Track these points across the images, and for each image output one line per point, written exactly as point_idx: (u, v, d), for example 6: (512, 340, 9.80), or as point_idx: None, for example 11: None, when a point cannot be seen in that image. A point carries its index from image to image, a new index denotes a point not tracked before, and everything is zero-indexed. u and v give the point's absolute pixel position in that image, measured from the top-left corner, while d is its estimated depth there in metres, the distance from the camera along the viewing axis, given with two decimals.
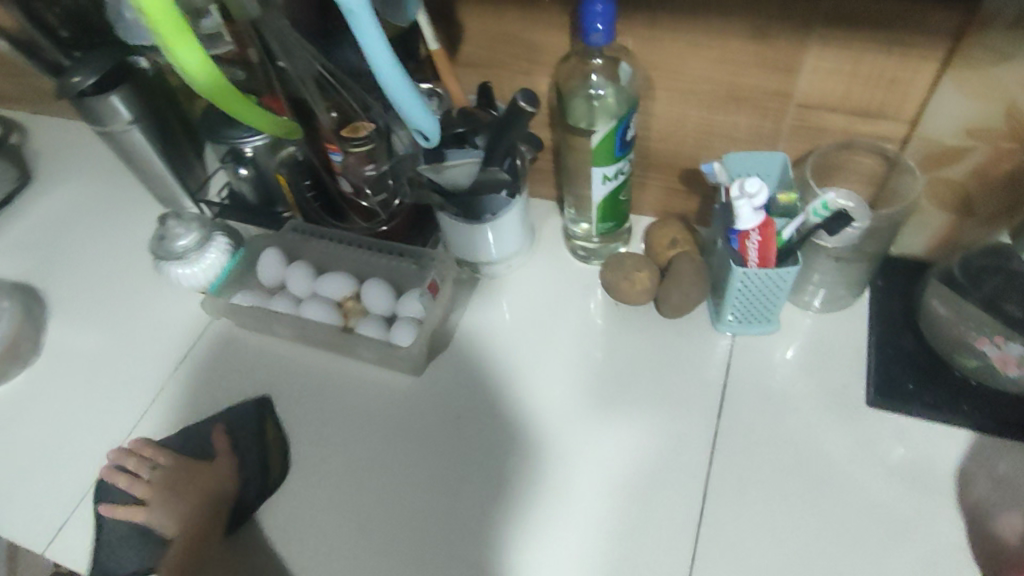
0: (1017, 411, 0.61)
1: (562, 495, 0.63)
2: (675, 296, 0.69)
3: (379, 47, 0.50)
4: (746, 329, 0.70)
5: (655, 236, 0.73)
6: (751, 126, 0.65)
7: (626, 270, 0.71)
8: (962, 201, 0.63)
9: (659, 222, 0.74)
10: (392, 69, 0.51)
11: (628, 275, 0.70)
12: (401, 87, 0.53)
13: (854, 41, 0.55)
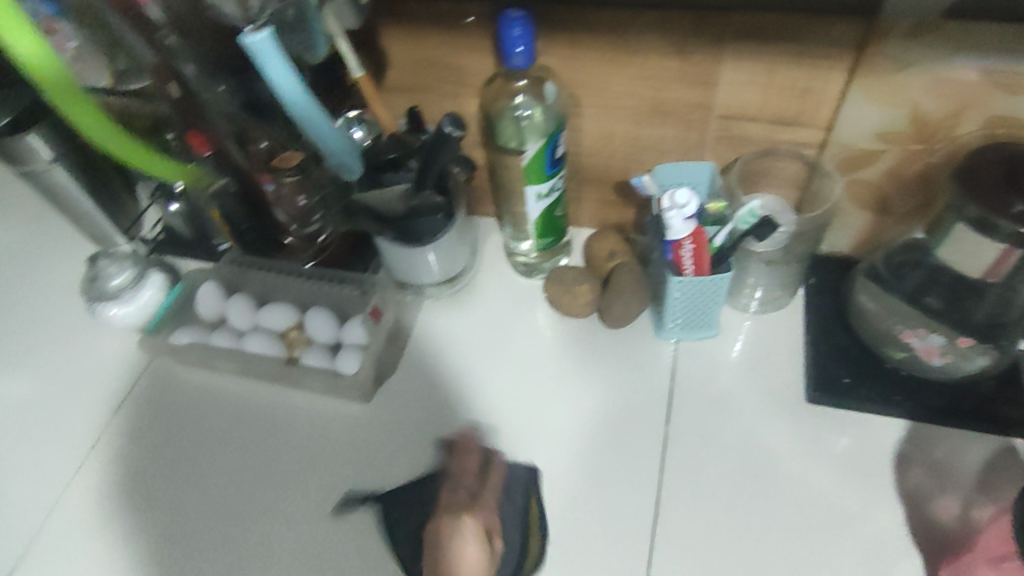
0: (945, 398, 0.63)
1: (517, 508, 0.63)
2: (618, 307, 0.70)
3: (289, 80, 0.54)
4: (688, 334, 0.72)
5: (596, 250, 0.74)
6: (677, 138, 0.68)
7: (567, 286, 0.72)
8: (880, 201, 0.66)
9: (597, 235, 0.76)
10: (304, 100, 0.56)
11: (570, 289, 0.72)
12: (310, 111, 0.57)
13: (767, 53, 0.58)
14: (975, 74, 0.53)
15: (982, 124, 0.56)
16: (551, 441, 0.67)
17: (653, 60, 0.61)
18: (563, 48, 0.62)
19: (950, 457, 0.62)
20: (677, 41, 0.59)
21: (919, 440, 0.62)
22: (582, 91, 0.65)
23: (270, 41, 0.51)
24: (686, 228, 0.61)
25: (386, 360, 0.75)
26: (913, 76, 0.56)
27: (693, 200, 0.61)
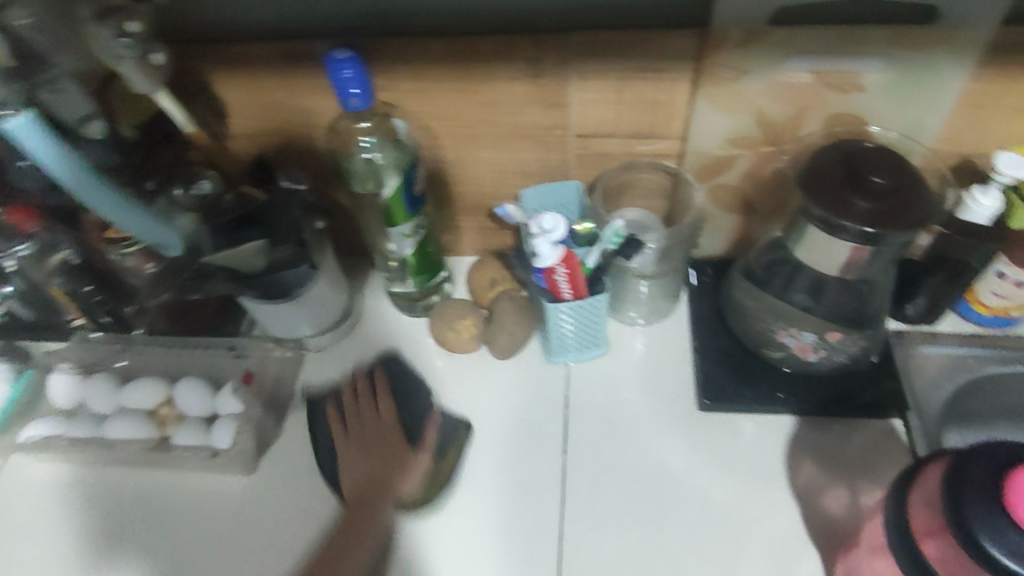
0: (826, 389, 0.65)
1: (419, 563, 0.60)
2: (502, 338, 0.69)
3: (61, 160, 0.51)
4: (577, 357, 0.71)
5: (478, 279, 0.72)
6: (539, 160, 0.67)
7: (450, 321, 0.70)
8: (743, 204, 0.67)
9: (478, 263, 0.74)
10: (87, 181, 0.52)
11: (453, 326, 0.70)
12: (95, 191, 0.53)
13: (608, 71, 0.58)
14: (807, 76, 0.55)
15: (823, 122, 0.58)
16: (451, 491, 0.64)
17: (502, 83, 0.60)
18: (417, 80, 0.61)
19: (835, 442, 0.63)
20: (520, 64, 0.59)
21: (807, 434, 0.64)
22: (437, 123, 0.65)
23: (30, 122, 0.49)
24: (557, 252, 0.58)
25: (269, 424, 0.69)
26: (753, 82, 0.56)
27: (561, 222, 0.59)
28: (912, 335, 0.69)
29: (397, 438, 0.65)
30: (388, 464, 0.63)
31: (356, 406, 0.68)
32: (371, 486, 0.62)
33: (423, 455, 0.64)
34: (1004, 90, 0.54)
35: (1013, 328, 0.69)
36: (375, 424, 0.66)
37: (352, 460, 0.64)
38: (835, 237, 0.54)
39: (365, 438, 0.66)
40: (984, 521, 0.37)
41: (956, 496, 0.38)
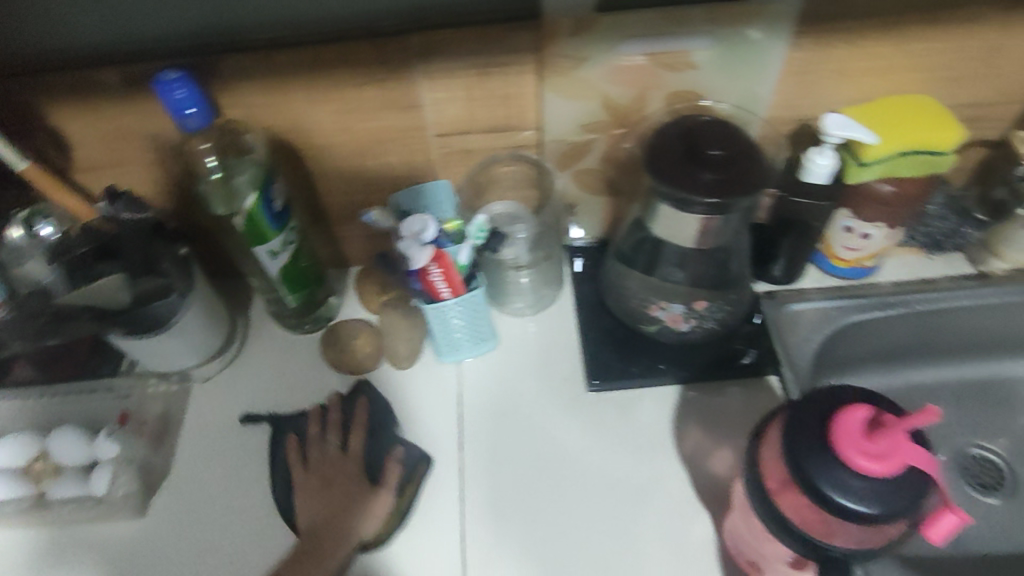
0: (702, 353, 0.69)
1: None
2: (395, 349, 0.71)
3: None
4: (464, 353, 0.70)
5: (364, 293, 0.74)
6: (405, 163, 0.67)
7: (345, 344, 0.71)
8: (606, 185, 0.70)
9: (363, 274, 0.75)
10: None
11: (345, 348, 0.71)
12: None
13: (454, 69, 0.59)
14: (642, 58, 0.58)
15: (664, 100, 0.62)
16: None
17: (351, 90, 0.60)
18: (264, 94, 0.60)
19: (718, 403, 0.67)
20: (364, 71, 0.58)
21: (691, 401, 0.66)
22: (294, 137, 0.64)
23: None
24: (430, 252, 0.59)
25: (158, 461, 0.67)
26: (593, 69, 0.59)
27: (431, 222, 0.59)
28: (782, 294, 0.73)
29: (358, 472, 0.62)
30: (348, 497, 0.60)
31: (316, 447, 0.64)
32: (323, 529, 0.59)
33: (384, 493, 0.61)
34: (819, 57, 0.59)
35: (869, 276, 0.74)
36: (336, 467, 0.63)
37: (309, 498, 0.61)
38: (685, 212, 0.56)
39: (330, 479, 0.62)
40: (816, 464, 0.39)
41: (791, 444, 0.41)
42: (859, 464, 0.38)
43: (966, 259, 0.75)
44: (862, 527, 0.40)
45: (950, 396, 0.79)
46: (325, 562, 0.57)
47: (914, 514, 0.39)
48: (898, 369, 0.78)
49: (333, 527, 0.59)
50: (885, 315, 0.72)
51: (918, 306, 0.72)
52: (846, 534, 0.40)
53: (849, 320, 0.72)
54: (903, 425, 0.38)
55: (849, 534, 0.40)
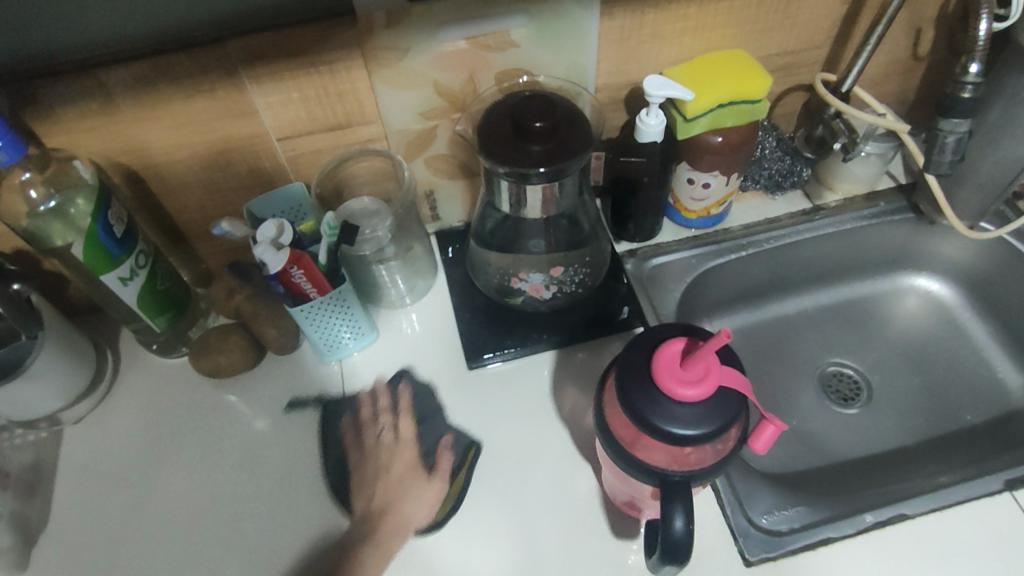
0: (573, 317, 0.72)
1: None
2: (271, 330, 0.70)
3: None
4: (344, 352, 0.72)
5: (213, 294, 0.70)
6: (252, 171, 0.67)
7: (216, 344, 0.70)
8: (458, 167, 0.72)
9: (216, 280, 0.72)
10: None
11: (222, 351, 0.70)
12: None
13: (282, 72, 0.58)
14: (463, 43, 0.60)
15: (495, 79, 0.64)
16: (245, 494, 0.66)
17: (180, 104, 0.59)
18: (86, 117, 0.57)
19: (590, 363, 0.70)
20: (190, 83, 0.57)
21: (566, 363, 0.70)
22: (129, 157, 0.62)
23: None
24: (288, 255, 0.58)
25: (32, 512, 0.66)
26: (418, 58, 0.60)
27: (287, 226, 0.59)
28: (643, 251, 0.76)
29: (414, 460, 0.64)
30: (407, 487, 0.62)
31: (371, 431, 0.66)
32: (380, 510, 0.61)
33: (438, 481, 0.63)
34: (633, 23, 0.62)
35: (720, 223, 0.79)
36: (394, 451, 0.65)
37: (368, 482, 0.63)
38: (526, 185, 0.59)
39: (390, 458, 0.64)
40: (658, 414, 0.42)
41: (631, 402, 0.43)
42: (693, 397, 0.42)
43: (803, 196, 0.81)
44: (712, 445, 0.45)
45: (809, 324, 0.86)
46: (383, 546, 0.59)
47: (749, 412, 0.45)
48: (759, 306, 0.85)
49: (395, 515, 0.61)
50: (738, 257, 0.78)
51: (767, 244, 0.78)
52: (702, 454, 0.45)
53: (706, 267, 0.77)
54: (710, 348, 0.42)
55: (706, 452, 0.45)
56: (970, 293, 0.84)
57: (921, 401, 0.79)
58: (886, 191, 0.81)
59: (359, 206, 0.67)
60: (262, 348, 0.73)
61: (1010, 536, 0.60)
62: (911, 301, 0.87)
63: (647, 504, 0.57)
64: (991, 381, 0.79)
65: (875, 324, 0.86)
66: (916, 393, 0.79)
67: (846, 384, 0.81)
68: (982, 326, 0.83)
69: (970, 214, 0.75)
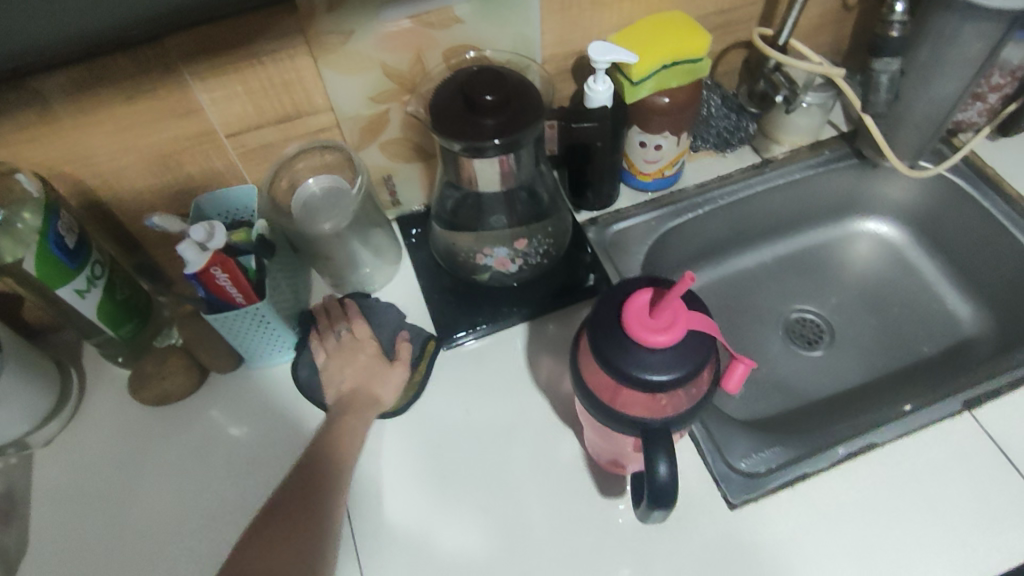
0: (542, 288, 0.73)
1: None
2: (204, 351, 0.69)
3: None
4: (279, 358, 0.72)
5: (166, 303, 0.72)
6: (204, 171, 0.66)
7: (156, 370, 0.69)
8: (413, 150, 0.72)
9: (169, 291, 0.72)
10: None
11: (160, 373, 0.69)
12: None
13: (225, 66, 0.57)
14: (406, 22, 0.60)
15: (441, 56, 0.65)
16: (229, 494, 0.65)
17: (122, 107, 0.57)
18: (24, 128, 0.56)
19: (561, 332, 0.71)
20: (130, 84, 0.56)
21: (538, 334, 0.71)
22: (73, 167, 0.61)
23: None
24: (210, 256, 0.58)
25: (10, 540, 0.64)
26: (362, 41, 0.60)
27: (218, 230, 0.60)
28: (603, 218, 0.78)
29: (376, 351, 0.66)
30: (370, 374, 0.65)
31: (330, 334, 0.68)
32: (351, 398, 0.63)
33: (400, 366, 0.66)
34: None
35: (675, 184, 0.80)
36: (360, 342, 0.67)
37: (334, 371, 0.65)
38: (480, 159, 0.59)
39: (353, 350, 0.66)
40: (630, 362, 0.44)
41: (604, 355, 0.45)
42: (662, 343, 0.43)
43: (752, 150, 0.83)
44: (686, 390, 0.46)
45: (768, 277, 0.88)
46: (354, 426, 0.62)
47: (719, 355, 0.46)
48: (719, 263, 0.88)
49: (363, 394, 0.64)
50: (695, 216, 0.80)
51: (721, 200, 0.80)
52: (676, 400, 0.46)
53: (665, 227, 0.78)
54: (675, 295, 0.43)
55: (680, 399, 0.46)
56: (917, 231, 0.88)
57: (879, 339, 0.82)
58: (830, 139, 0.83)
59: (309, 194, 0.67)
60: (202, 367, 0.71)
61: (969, 451, 0.63)
62: (863, 245, 0.90)
63: (631, 460, 0.59)
64: (942, 313, 0.83)
65: (830, 270, 0.89)
66: (874, 332, 0.83)
67: (807, 330, 0.84)
68: (929, 261, 0.86)
69: (908, 155, 0.78)
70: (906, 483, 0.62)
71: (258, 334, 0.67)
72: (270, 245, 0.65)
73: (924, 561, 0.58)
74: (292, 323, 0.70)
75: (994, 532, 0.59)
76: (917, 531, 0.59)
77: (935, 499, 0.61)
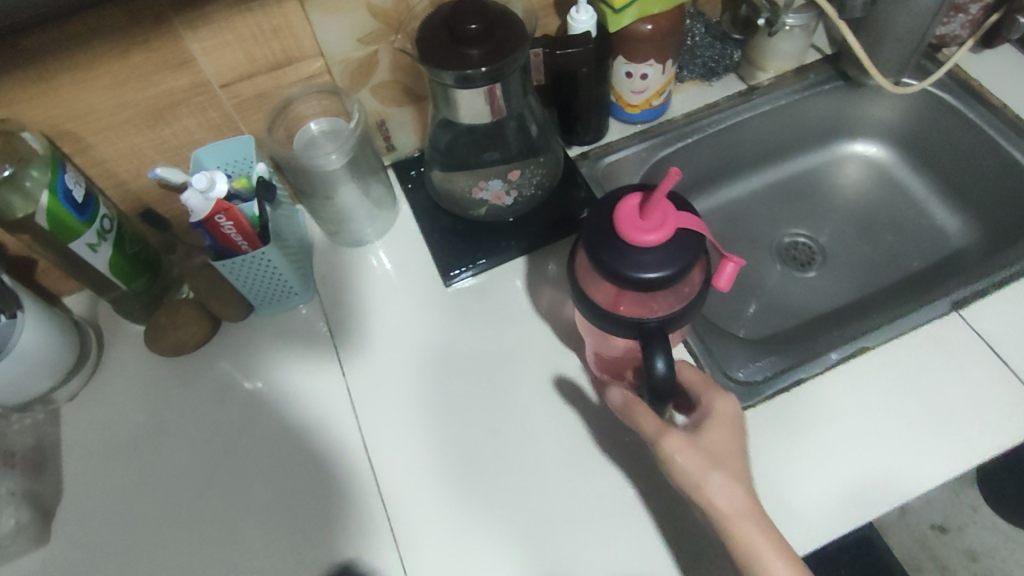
0: (539, 221, 0.75)
1: (235, 535, 0.64)
2: (215, 301, 0.72)
3: None
4: (285, 304, 0.74)
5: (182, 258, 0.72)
6: (201, 123, 0.68)
7: (169, 322, 0.72)
8: (403, 93, 0.74)
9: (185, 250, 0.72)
10: None
11: (173, 322, 0.72)
12: None
13: (214, 13, 0.59)
14: None
15: None
16: (253, 435, 0.69)
17: (117, 60, 0.59)
18: (23, 86, 0.57)
19: (560, 265, 0.73)
20: (122, 35, 0.57)
21: (536, 267, 0.73)
22: (75, 124, 0.62)
23: None
24: (213, 204, 0.60)
25: (45, 489, 0.67)
26: None
27: (217, 179, 0.61)
28: (594, 152, 0.79)
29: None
30: None
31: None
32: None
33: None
34: None
35: (662, 114, 0.81)
36: None
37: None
38: (470, 90, 0.61)
39: None
40: (627, 265, 0.46)
41: (603, 263, 0.46)
42: (655, 242, 0.45)
43: (738, 78, 0.83)
44: (676, 292, 0.48)
45: (760, 205, 0.90)
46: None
47: (707, 255, 0.49)
48: (711, 193, 0.89)
49: None
50: (685, 145, 0.81)
51: (710, 129, 0.81)
52: (668, 302, 0.49)
53: (656, 158, 0.80)
54: (663, 195, 0.45)
55: (671, 299, 0.49)
56: (905, 151, 0.89)
57: (872, 257, 0.84)
58: (814, 62, 0.84)
59: (311, 134, 0.69)
60: (217, 317, 0.74)
61: (958, 349, 0.65)
62: (852, 169, 0.91)
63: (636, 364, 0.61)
64: (930, 228, 0.85)
65: (820, 195, 0.91)
66: (864, 251, 0.85)
67: (798, 251, 0.86)
68: (916, 179, 0.88)
69: (892, 73, 0.80)
70: (897, 383, 0.64)
71: (267, 280, 0.70)
72: (271, 183, 0.67)
73: (915, 450, 0.61)
74: (297, 270, 0.72)
75: (983, 421, 0.61)
76: (907, 425, 0.62)
77: (925, 394, 0.63)
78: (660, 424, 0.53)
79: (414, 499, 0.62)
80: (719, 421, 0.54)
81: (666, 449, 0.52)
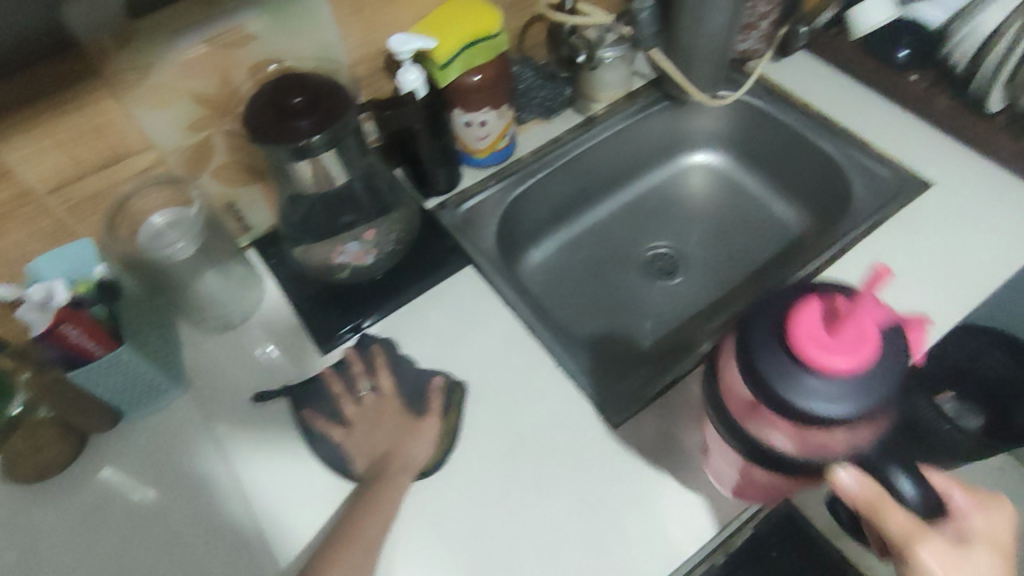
0: (405, 275, 0.75)
1: None
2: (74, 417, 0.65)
3: None
4: (144, 407, 0.70)
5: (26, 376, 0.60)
6: (32, 232, 0.65)
7: (28, 446, 0.65)
8: (245, 173, 0.74)
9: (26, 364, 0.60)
10: None
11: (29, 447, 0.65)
12: None
13: (24, 119, 0.57)
14: (203, 46, 0.61)
15: (246, 73, 0.66)
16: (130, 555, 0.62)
17: None
18: None
19: (437, 314, 0.73)
20: None
21: (412, 320, 0.73)
22: None
23: None
24: (55, 315, 0.58)
25: None
26: (162, 74, 0.61)
27: (55, 290, 0.61)
28: (452, 200, 0.81)
29: None
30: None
31: None
32: None
33: None
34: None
35: (509, 156, 0.84)
36: None
37: None
38: (307, 160, 0.61)
39: None
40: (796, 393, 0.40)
41: (755, 370, 0.41)
42: (842, 368, 0.39)
43: (575, 111, 0.88)
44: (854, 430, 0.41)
45: (621, 224, 0.94)
46: None
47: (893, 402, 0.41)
48: (574, 220, 0.93)
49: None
50: (536, 180, 0.85)
51: (558, 161, 0.85)
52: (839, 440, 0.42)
53: (512, 197, 0.83)
54: (857, 310, 0.40)
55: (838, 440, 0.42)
56: (739, 155, 0.96)
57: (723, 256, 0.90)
58: (640, 88, 0.91)
59: (155, 228, 0.67)
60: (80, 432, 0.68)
61: None
62: (696, 176, 0.97)
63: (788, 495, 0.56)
64: (773, 220, 0.92)
65: (674, 206, 0.96)
66: (720, 251, 0.91)
67: (662, 261, 0.91)
68: (751, 179, 0.95)
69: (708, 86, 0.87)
70: None
71: (129, 380, 0.66)
72: (116, 282, 0.66)
73: None
74: (161, 364, 0.68)
75: None
76: None
77: None
78: (914, 523, 0.44)
79: (441, 492, 0.61)
80: (987, 541, 0.46)
81: (925, 556, 0.43)
